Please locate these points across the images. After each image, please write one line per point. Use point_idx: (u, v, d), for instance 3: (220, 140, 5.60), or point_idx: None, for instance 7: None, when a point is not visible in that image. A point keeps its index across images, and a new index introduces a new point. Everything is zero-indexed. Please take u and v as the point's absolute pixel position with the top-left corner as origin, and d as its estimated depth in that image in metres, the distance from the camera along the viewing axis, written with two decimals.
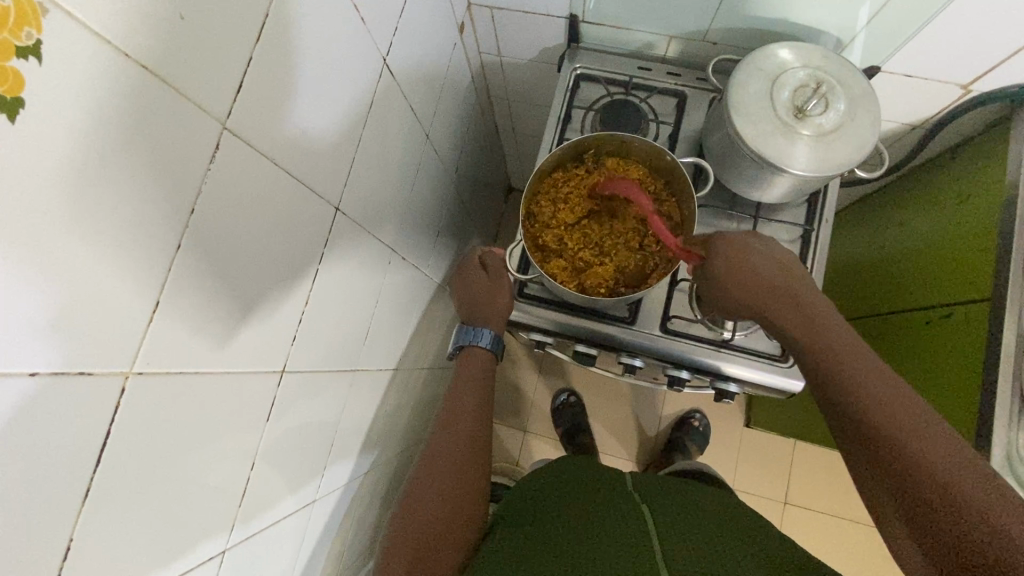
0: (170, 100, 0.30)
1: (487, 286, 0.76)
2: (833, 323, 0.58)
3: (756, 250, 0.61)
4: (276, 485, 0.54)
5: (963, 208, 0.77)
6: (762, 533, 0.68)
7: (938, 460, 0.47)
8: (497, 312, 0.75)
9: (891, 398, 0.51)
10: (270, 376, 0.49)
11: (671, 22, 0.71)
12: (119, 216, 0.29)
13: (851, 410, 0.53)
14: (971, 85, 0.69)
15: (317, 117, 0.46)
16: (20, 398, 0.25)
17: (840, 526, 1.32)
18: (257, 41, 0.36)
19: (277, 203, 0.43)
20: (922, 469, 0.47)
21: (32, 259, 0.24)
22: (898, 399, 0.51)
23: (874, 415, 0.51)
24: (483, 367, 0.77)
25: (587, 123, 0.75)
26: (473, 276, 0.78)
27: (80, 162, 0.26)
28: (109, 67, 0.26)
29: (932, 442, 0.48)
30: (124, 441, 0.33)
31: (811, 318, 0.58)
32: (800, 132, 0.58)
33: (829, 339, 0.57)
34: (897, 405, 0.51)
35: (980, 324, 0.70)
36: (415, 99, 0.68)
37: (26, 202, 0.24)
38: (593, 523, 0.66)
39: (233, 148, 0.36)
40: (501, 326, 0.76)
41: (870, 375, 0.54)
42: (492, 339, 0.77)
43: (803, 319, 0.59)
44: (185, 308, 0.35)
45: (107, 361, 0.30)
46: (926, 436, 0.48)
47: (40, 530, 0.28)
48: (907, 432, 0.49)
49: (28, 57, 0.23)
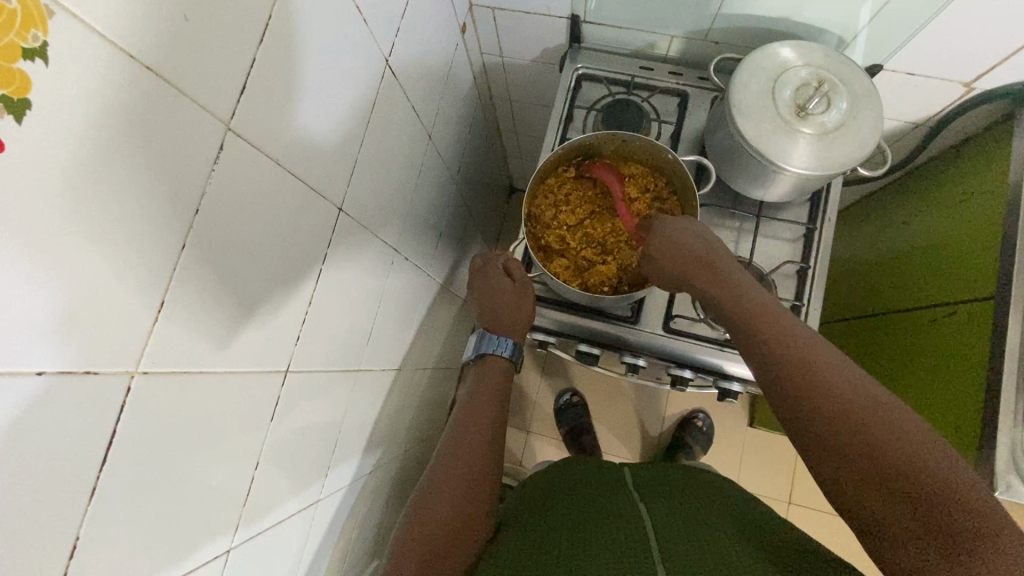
0: (173, 101, 0.30)
1: (508, 294, 0.74)
2: (756, 294, 0.57)
3: (681, 225, 0.61)
4: (279, 485, 0.55)
5: (966, 206, 0.76)
6: (767, 522, 0.68)
7: (886, 429, 0.44)
8: (518, 324, 0.74)
9: (822, 363, 0.49)
10: (274, 376, 0.49)
11: (673, 22, 0.71)
12: (123, 216, 0.29)
13: (778, 380, 0.51)
14: (974, 82, 0.68)
15: (320, 118, 0.46)
16: (26, 397, 0.26)
17: (844, 526, 1.31)
18: (260, 42, 0.36)
19: (280, 203, 0.43)
20: (873, 442, 0.44)
21: (38, 259, 0.25)
22: (827, 365, 0.49)
23: (802, 383, 0.49)
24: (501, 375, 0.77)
25: (589, 123, 0.75)
26: (495, 282, 0.75)
27: (85, 163, 0.26)
28: (113, 69, 0.26)
29: (875, 411, 0.45)
30: (129, 441, 0.33)
31: (734, 288, 0.58)
32: (801, 131, 0.58)
33: (757, 309, 0.55)
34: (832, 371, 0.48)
35: (985, 322, 0.69)
36: (417, 100, 0.68)
37: (33, 202, 0.24)
38: (581, 526, 0.66)
39: (236, 148, 0.36)
40: (519, 335, 0.76)
41: (797, 341, 0.51)
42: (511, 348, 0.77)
43: (726, 289, 0.58)
44: (189, 308, 0.36)
45: (112, 360, 0.30)
46: (869, 405, 0.46)
47: (45, 528, 0.29)
48: (840, 399, 0.47)
49: (35, 58, 0.23)
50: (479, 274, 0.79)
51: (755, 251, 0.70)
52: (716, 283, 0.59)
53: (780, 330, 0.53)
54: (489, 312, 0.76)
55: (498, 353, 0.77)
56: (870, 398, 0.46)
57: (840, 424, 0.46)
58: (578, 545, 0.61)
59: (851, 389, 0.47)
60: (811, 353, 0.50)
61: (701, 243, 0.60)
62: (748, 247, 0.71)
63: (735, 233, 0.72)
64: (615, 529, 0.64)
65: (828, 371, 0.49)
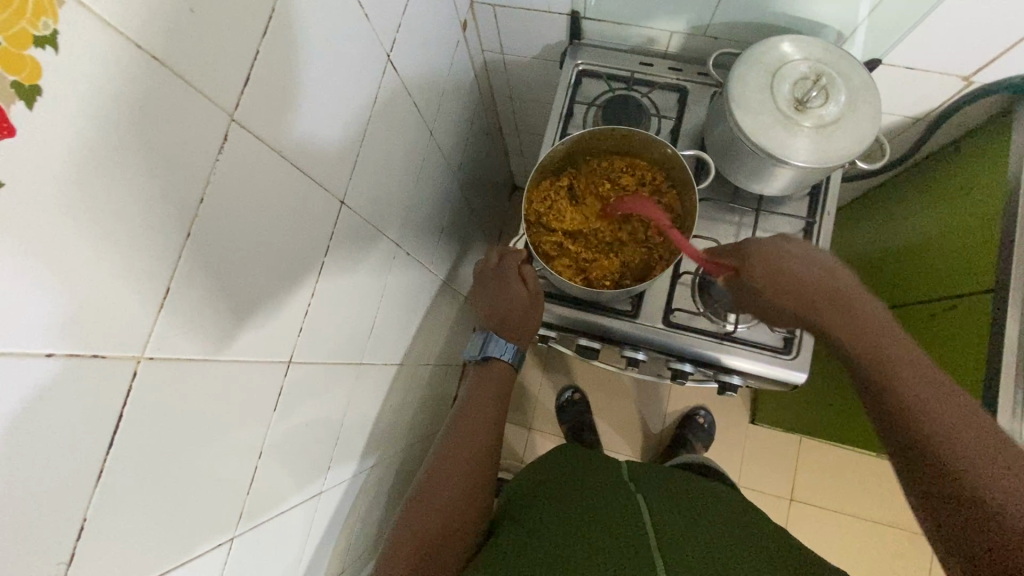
0: (180, 90, 0.31)
1: (516, 303, 0.73)
2: (884, 331, 0.55)
3: (794, 258, 0.58)
4: (284, 474, 0.55)
5: (965, 200, 0.77)
6: (758, 523, 0.69)
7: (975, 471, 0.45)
8: (526, 328, 0.74)
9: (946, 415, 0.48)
10: (278, 367, 0.50)
11: (672, 18, 0.71)
12: (131, 202, 0.30)
13: (890, 416, 0.51)
14: (973, 77, 0.69)
15: (324, 111, 0.47)
16: (37, 376, 0.26)
17: (846, 522, 1.31)
18: (265, 35, 0.37)
19: (284, 196, 0.44)
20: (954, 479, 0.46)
21: (49, 240, 0.25)
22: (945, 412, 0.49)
23: (916, 426, 0.49)
24: (502, 378, 0.77)
25: (589, 119, 0.76)
26: (505, 288, 0.74)
27: (93, 148, 0.27)
28: (120, 57, 0.27)
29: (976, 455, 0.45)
30: (136, 424, 0.34)
31: (863, 323, 0.55)
32: (800, 125, 0.58)
33: (883, 346, 0.54)
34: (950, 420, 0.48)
35: (983, 315, 0.70)
36: (419, 95, 0.69)
37: (43, 185, 0.25)
38: (608, 518, 0.65)
39: (240, 138, 0.37)
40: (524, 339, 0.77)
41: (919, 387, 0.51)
42: (512, 352, 0.77)
43: (844, 322, 0.56)
44: (194, 295, 0.36)
45: (118, 345, 0.31)
46: (971, 447, 0.46)
47: (56, 506, 0.29)
48: (936, 441, 0.48)
49: (45, 46, 0.23)
50: (485, 275, 0.78)
51: None
52: (843, 318, 0.56)
53: (898, 370, 0.52)
54: (496, 318, 0.75)
55: (499, 356, 0.76)
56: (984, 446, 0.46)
57: (943, 470, 0.46)
58: (575, 538, 0.62)
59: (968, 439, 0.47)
60: (934, 400, 0.50)
61: (820, 275, 0.58)
62: (747, 241, 0.72)
63: (735, 227, 0.73)
64: (613, 522, 0.64)
65: (937, 417, 0.49)
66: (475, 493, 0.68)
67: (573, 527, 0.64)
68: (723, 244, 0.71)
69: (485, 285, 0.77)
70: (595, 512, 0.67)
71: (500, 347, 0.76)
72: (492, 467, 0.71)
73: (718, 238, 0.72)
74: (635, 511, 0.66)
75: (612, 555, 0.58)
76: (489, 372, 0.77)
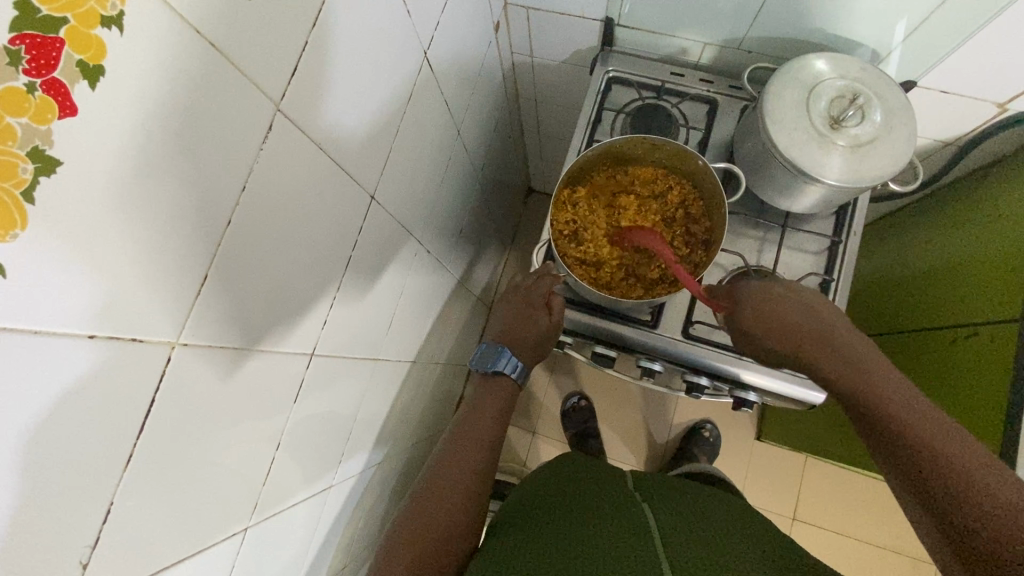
0: (232, 79, 0.31)
1: (540, 330, 0.74)
2: (870, 359, 0.56)
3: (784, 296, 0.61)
4: (297, 467, 0.55)
5: (992, 229, 0.77)
6: (759, 529, 0.69)
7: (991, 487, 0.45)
8: (541, 355, 0.77)
9: (925, 429, 0.50)
10: (299, 359, 0.49)
11: (706, 30, 0.71)
12: (178, 189, 0.29)
13: (888, 442, 0.53)
14: (1008, 103, 0.68)
15: (361, 106, 0.47)
16: (80, 358, 0.26)
17: (849, 544, 1.30)
18: (313, 27, 0.37)
19: (319, 187, 0.43)
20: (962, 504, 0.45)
21: (99, 220, 0.25)
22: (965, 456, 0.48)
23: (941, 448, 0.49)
24: (506, 398, 0.77)
25: (618, 126, 0.75)
26: (533, 313, 0.74)
27: (148, 131, 0.26)
28: (181, 41, 0.27)
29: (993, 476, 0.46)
30: (165, 412, 0.33)
31: (858, 359, 0.56)
32: (835, 143, 0.57)
33: (868, 371, 0.55)
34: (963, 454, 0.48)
35: (1007, 345, 0.69)
36: (450, 93, 0.68)
37: (97, 166, 0.24)
38: (605, 528, 0.64)
39: (283, 129, 0.37)
40: (531, 360, 0.78)
41: (918, 431, 0.50)
42: (520, 371, 0.78)
43: (855, 373, 0.55)
44: (228, 284, 0.36)
45: (155, 330, 0.31)
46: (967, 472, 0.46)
47: (84, 492, 0.29)
48: (953, 465, 0.47)
49: (111, 26, 0.23)
50: (518, 290, 0.78)
51: (778, 262, 0.71)
52: (831, 356, 0.57)
53: (891, 391, 0.54)
54: (516, 336, 0.76)
55: (508, 373, 0.77)
56: (995, 483, 0.45)
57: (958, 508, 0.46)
58: (571, 544, 0.62)
59: (962, 450, 0.48)
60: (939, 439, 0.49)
61: (808, 312, 0.60)
62: (771, 257, 0.71)
63: (758, 242, 0.72)
64: (610, 530, 0.64)
65: (947, 439, 0.49)
66: (475, 493, 0.68)
67: (570, 535, 0.64)
68: (746, 258, 0.71)
69: (513, 302, 0.77)
70: (594, 520, 0.66)
71: (510, 366, 0.77)
72: (489, 471, 0.71)
73: (742, 253, 0.72)
74: (635, 521, 0.66)
75: (610, 558, 0.58)
76: (492, 389, 0.77)
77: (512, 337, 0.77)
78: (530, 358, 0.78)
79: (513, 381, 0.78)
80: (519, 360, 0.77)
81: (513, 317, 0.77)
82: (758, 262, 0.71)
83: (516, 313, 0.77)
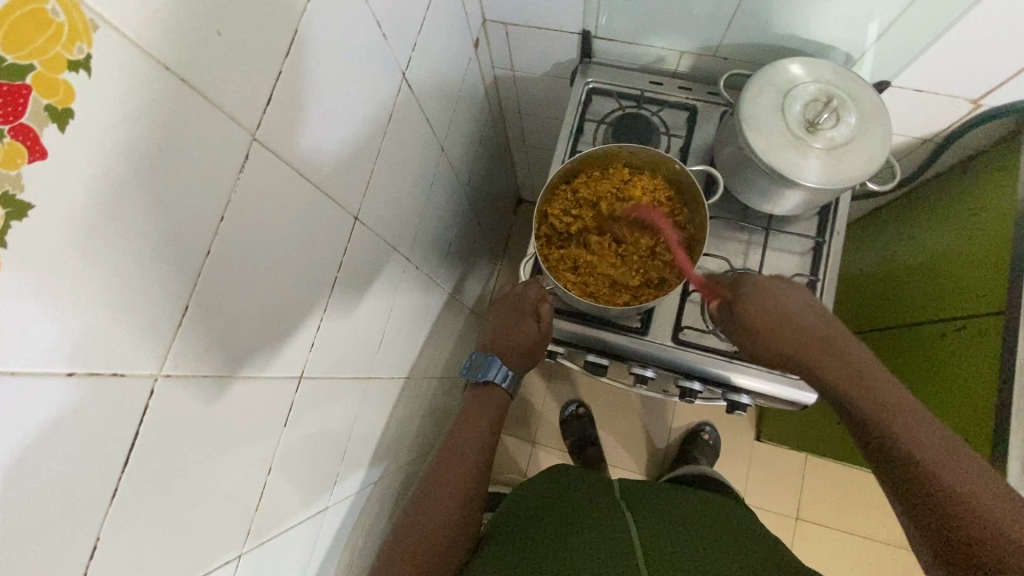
0: (206, 112, 0.31)
1: (531, 337, 0.74)
2: (842, 349, 0.58)
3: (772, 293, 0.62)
4: (290, 491, 0.55)
5: (974, 222, 0.77)
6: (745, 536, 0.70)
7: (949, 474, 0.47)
8: (531, 361, 0.78)
9: (899, 419, 0.52)
10: (288, 383, 0.49)
11: (682, 38, 0.72)
12: (156, 223, 0.30)
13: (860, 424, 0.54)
14: (982, 100, 0.69)
15: (340, 131, 0.47)
16: (59, 397, 0.26)
17: (851, 542, 1.30)
18: (288, 57, 0.37)
19: (301, 212, 0.44)
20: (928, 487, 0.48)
21: (70, 259, 0.25)
22: (929, 445, 0.49)
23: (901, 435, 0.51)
24: (496, 408, 0.77)
25: (599, 136, 0.76)
26: (523, 320, 0.75)
27: (119, 168, 0.27)
28: (150, 80, 0.27)
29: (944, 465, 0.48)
30: (149, 444, 0.33)
31: (835, 352, 0.58)
32: (811, 145, 0.58)
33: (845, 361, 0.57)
34: (926, 444, 0.49)
35: (993, 336, 0.70)
36: (432, 111, 0.69)
37: (66, 206, 0.24)
38: (592, 537, 0.65)
39: (262, 158, 0.37)
40: (522, 368, 0.79)
41: (896, 419, 0.52)
42: (510, 380, 0.78)
43: (837, 364, 0.57)
44: (209, 314, 0.36)
45: (136, 364, 0.31)
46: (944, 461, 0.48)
47: (67, 530, 0.29)
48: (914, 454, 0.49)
49: (78, 70, 0.24)
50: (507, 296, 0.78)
51: (764, 264, 0.71)
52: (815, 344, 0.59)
53: (869, 382, 0.55)
54: (503, 343, 0.77)
55: (499, 382, 0.77)
56: (966, 471, 0.47)
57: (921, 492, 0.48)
58: (556, 553, 0.63)
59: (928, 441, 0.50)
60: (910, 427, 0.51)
61: (789, 308, 0.61)
62: (756, 259, 0.72)
63: (744, 245, 0.73)
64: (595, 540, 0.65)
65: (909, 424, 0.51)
66: (468, 510, 0.68)
67: (557, 542, 0.65)
68: (732, 262, 0.72)
69: (504, 309, 0.78)
70: (582, 528, 0.67)
71: (500, 375, 0.77)
72: (483, 483, 0.71)
73: (728, 257, 0.72)
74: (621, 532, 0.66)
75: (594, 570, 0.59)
76: (483, 399, 0.77)
77: (501, 344, 0.77)
78: (520, 366, 0.78)
79: (504, 391, 0.79)
80: (507, 369, 0.78)
81: (503, 326, 0.77)
82: (744, 265, 0.72)
83: (504, 322, 0.77)
